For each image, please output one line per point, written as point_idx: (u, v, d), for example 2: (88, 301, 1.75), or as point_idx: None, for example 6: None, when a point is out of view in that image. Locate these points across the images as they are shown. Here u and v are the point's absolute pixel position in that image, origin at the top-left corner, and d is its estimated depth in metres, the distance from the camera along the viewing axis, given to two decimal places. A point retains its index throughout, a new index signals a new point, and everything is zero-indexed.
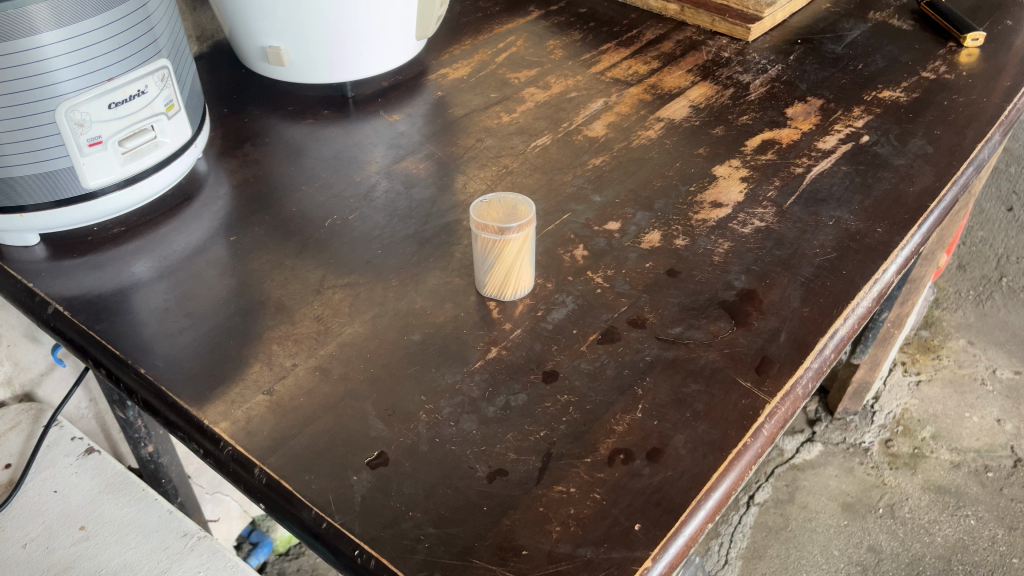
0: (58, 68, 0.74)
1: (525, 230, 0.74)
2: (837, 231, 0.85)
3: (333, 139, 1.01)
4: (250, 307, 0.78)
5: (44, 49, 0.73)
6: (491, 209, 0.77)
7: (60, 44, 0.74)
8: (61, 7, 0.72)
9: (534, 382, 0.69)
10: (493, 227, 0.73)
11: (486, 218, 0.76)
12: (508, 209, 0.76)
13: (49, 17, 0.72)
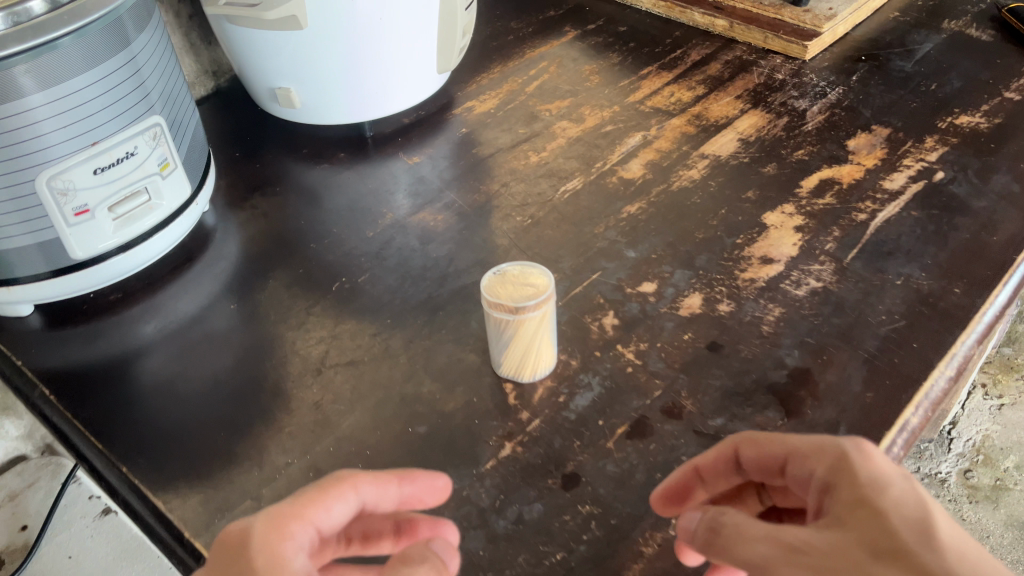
0: (38, 137, 0.68)
1: (545, 303, 0.65)
2: (906, 292, 0.75)
3: (347, 185, 0.94)
4: (246, 390, 0.71)
5: (22, 118, 0.66)
6: (507, 278, 0.69)
7: (40, 111, 0.67)
8: (44, 72, 0.66)
9: (552, 489, 0.61)
10: (507, 304, 0.65)
11: (501, 292, 0.67)
12: (525, 278, 0.68)
13: (32, 82, 0.65)
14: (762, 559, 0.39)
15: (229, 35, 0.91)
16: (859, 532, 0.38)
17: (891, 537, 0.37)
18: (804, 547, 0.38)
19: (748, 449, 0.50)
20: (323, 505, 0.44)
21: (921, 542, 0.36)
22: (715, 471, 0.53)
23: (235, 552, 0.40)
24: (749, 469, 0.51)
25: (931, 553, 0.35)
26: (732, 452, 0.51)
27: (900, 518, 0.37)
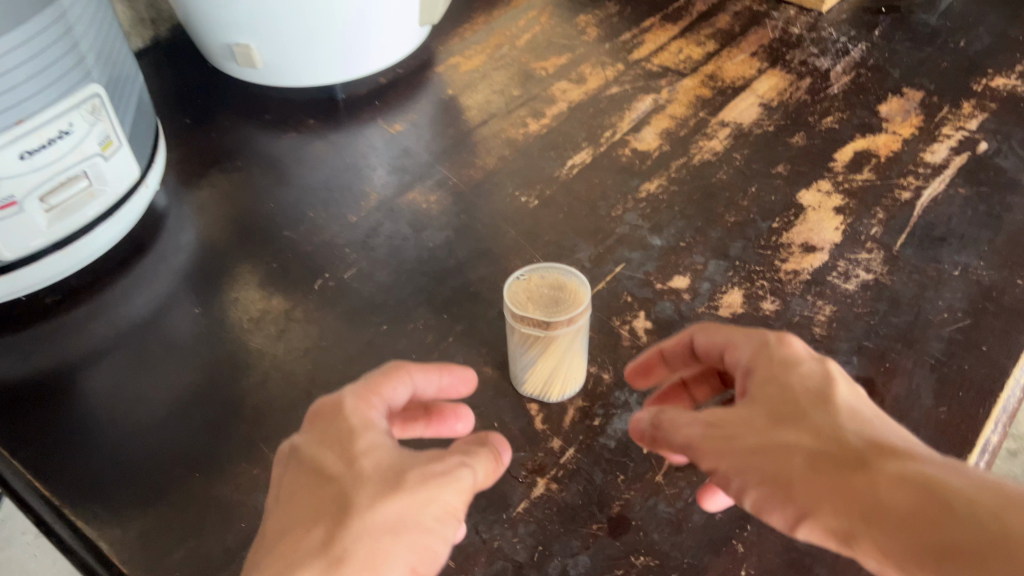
0: None
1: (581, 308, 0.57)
2: (966, 285, 0.67)
3: (320, 157, 0.82)
4: (221, 416, 0.60)
5: None
6: (529, 285, 0.60)
7: None
8: None
9: (599, 537, 0.52)
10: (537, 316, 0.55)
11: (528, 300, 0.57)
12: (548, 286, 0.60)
13: None
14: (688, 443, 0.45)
15: None
16: (761, 404, 0.44)
17: (790, 400, 0.43)
18: (726, 425, 0.44)
19: (701, 337, 0.52)
20: (388, 384, 0.47)
21: (814, 404, 0.42)
22: (675, 356, 0.54)
23: (331, 418, 0.44)
24: (703, 357, 0.52)
25: (824, 411, 0.41)
26: (684, 344, 0.53)
27: (801, 388, 0.43)
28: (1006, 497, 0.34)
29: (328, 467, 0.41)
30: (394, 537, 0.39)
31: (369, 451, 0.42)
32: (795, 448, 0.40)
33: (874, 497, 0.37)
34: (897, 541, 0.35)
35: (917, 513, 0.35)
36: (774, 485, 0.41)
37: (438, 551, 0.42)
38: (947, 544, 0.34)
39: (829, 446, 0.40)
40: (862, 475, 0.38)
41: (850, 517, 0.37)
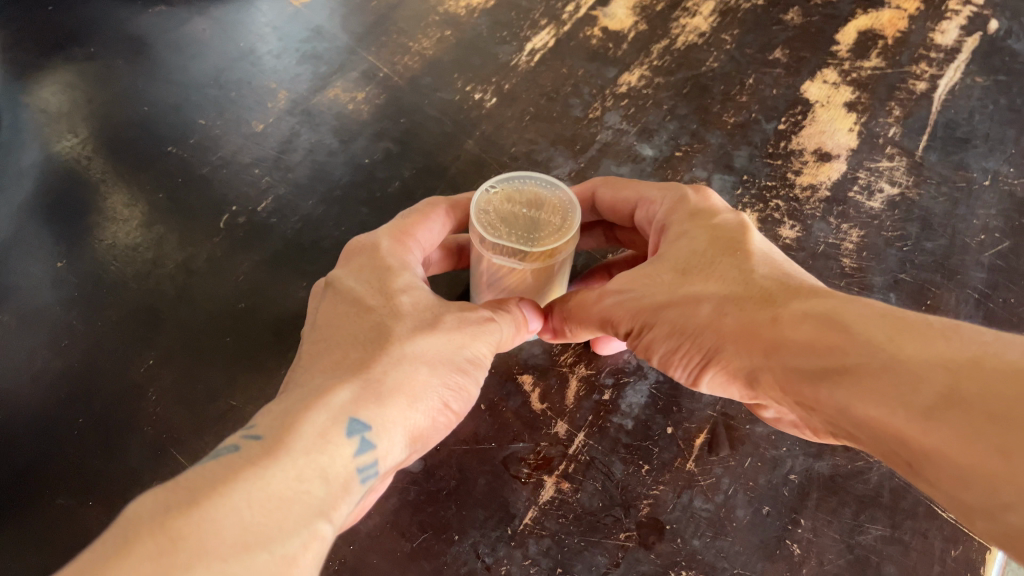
0: None
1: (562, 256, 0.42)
2: (998, 197, 0.58)
3: (205, 40, 0.62)
4: (114, 417, 0.45)
5: None
6: (503, 200, 0.43)
7: None
8: None
9: (629, 549, 0.42)
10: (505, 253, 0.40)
11: (498, 220, 0.42)
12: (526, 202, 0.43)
13: None
14: (596, 310, 0.41)
15: None
16: (668, 252, 0.40)
17: (698, 251, 0.39)
18: (628, 279, 0.40)
19: (605, 193, 0.48)
20: (432, 224, 0.43)
21: (723, 253, 0.38)
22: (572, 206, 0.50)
23: (360, 258, 0.39)
24: (603, 212, 0.49)
25: (735, 258, 0.37)
26: (586, 198, 0.49)
27: (714, 236, 0.39)
28: (910, 321, 0.28)
29: (366, 300, 0.36)
30: (433, 369, 0.35)
31: (409, 288, 0.37)
32: (702, 293, 0.37)
33: (780, 334, 0.32)
34: (798, 374, 0.31)
35: (814, 344, 0.30)
36: (682, 337, 0.37)
37: (470, 393, 0.37)
38: (839, 371, 0.29)
39: (740, 287, 0.36)
40: (769, 313, 0.33)
41: (756, 356, 0.33)
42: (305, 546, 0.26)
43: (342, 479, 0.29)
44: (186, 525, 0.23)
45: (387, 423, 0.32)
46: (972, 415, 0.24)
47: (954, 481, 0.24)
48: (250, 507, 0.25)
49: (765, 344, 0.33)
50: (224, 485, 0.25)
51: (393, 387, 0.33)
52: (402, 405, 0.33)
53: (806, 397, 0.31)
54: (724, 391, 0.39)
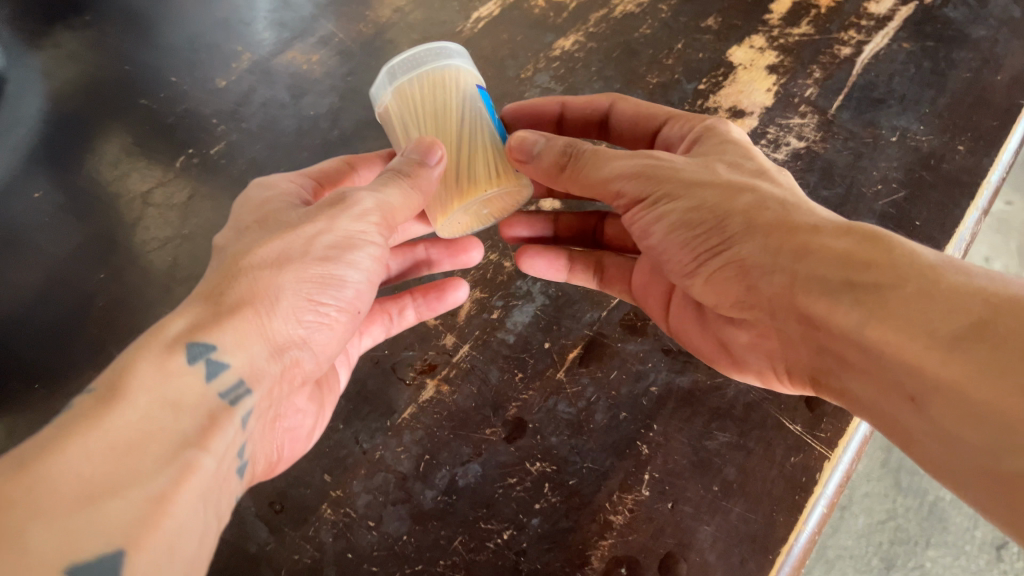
0: None
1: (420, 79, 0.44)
2: (903, 151, 0.61)
3: (186, 11, 0.70)
4: (65, 318, 0.53)
5: None
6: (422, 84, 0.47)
7: None
8: None
9: (492, 443, 0.47)
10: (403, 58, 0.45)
11: None
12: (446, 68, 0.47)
13: None
14: (618, 167, 0.42)
15: None
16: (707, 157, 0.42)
17: (745, 165, 0.42)
18: (661, 160, 0.42)
19: (626, 106, 0.54)
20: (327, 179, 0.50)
21: (762, 171, 0.41)
22: (581, 113, 0.56)
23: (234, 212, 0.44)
24: (617, 123, 0.55)
25: (768, 178, 0.40)
26: (604, 106, 0.55)
27: (756, 159, 0.42)
28: (943, 258, 0.32)
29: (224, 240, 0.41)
30: (276, 272, 0.38)
31: (263, 223, 0.41)
32: (744, 189, 0.39)
33: (813, 243, 0.35)
34: (820, 280, 0.33)
35: (848, 256, 0.33)
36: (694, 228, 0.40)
37: (339, 282, 0.40)
38: (864, 285, 0.32)
39: (785, 195, 0.38)
40: (803, 225, 0.36)
41: (781, 260, 0.36)
42: (175, 480, 0.30)
43: (206, 412, 0.33)
44: (17, 489, 0.26)
45: (241, 334, 0.36)
46: (1002, 354, 0.27)
47: (962, 418, 0.28)
48: (95, 459, 0.28)
49: (789, 245, 0.35)
50: (59, 445, 0.28)
51: (233, 298, 0.36)
52: (252, 315, 0.36)
53: (817, 309, 0.34)
54: (713, 295, 0.42)
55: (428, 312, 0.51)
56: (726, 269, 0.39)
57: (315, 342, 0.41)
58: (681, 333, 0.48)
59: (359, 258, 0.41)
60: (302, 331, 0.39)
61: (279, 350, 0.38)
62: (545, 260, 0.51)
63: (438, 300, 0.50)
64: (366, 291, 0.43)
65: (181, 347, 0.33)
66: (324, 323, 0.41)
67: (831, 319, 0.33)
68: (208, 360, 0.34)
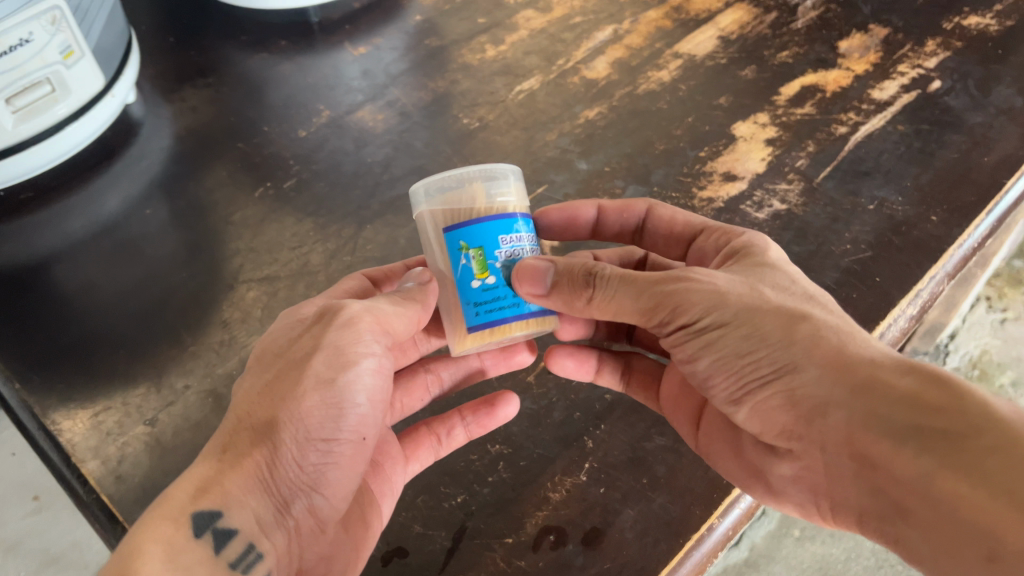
0: None
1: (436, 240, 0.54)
2: (877, 218, 0.68)
3: (286, 77, 0.86)
4: (151, 302, 0.67)
5: None
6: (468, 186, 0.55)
7: None
8: None
9: None
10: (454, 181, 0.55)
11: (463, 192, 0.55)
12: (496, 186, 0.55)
13: None
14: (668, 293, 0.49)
15: None
16: (759, 281, 0.49)
17: (790, 288, 0.49)
18: (698, 282, 0.48)
19: (663, 210, 0.64)
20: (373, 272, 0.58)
21: (808, 299, 0.48)
22: (617, 214, 0.65)
23: (261, 362, 0.50)
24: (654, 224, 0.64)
25: (822, 308, 0.47)
26: (645, 210, 0.64)
27: (800, 283, 0.49)
28: (1002, 403, 0.37)
29: (247, 390, 0.48)
30: (269, 431, 0.45)
31: (269, 385, 0.47)
32: (799, 318, 0.45)
33: (880, 379, 0.40)
34: (884, 420, 0.39)
35: (916, 401, 0.38)
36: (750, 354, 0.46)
37: (330, 428, 0.47)
38: (934, 430, 0.37)
39: (841, 328, 0.44)
40: (865, 360, 0.42)
41: (839, 391, 0.41)
42: None
43: None
44: None
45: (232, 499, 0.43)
46: None
47: None
48: None
49: (857, 384, 0.41)
50: None
51: (238, 459, 0.44)
52: (248, 472, 0.44)
53: (882, 448, 0.39)
54: (762, 419, 0.47)
55: (479, 429, 0.55)
56: (776, 397, 0.45)
57: (328, 476, 0.48)
58: (709, 455, 0.53)
59: (357, 383, 0.48)
60: (308, 476, 0.46)
61: (286, 502, 0.46)
62: (573, 362, 0.57)
63: (488, 416, 0.55)
64: (369, 416, 0.49)
65: (188, 520, 0.41)
66: (330, 461, 0.48)
67: (895, 462, 0.38)
68: (215, 528, 0.42)
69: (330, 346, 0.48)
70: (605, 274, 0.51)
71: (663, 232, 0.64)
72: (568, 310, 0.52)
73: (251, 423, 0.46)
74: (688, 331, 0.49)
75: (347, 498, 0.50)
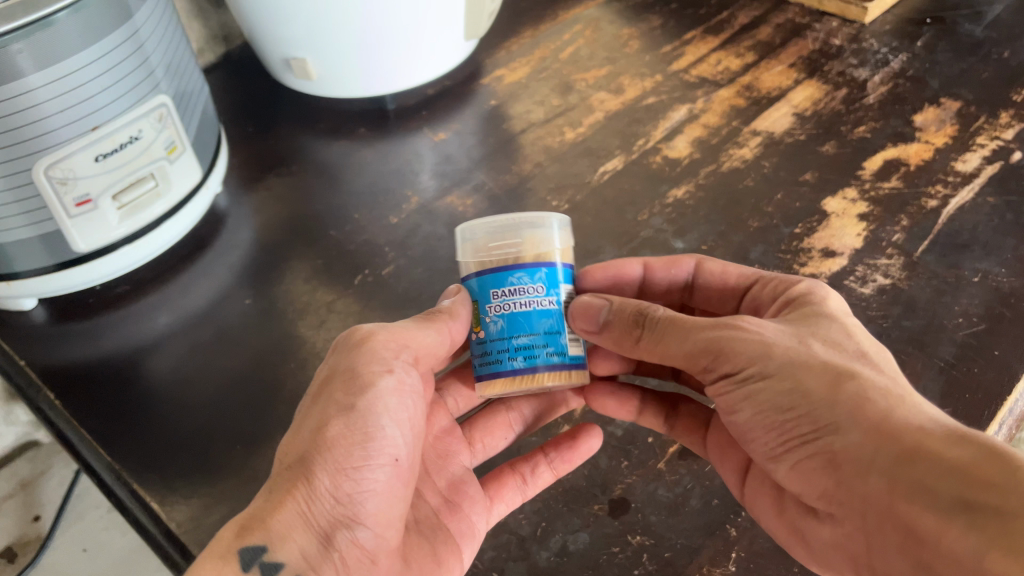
0: (53, 112, 0.62)
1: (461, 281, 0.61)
2: (984, 290, 0.68)
3: (370, 164, 0.88)
4: (260, 396, 0.67)
5: (35, 94, 0.60)
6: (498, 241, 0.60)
7: (48, 89, 0.61)
8: (45, 45, 0.59)
9: (598, 516, 0.56)
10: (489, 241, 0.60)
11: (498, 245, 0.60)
12: (517, 246, 0.59)
13: (37, 56, 0.59)
14: (699, 341, 0.52)
15: None
16: (803, 332, 0.51)
17: (842, 344, 0.50)
18: (742, 333, 0.51)
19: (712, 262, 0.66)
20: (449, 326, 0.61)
21: (857, 357, 0.49)
22: (665, 268, 0.68)
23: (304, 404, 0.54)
24: (703, 277, 0.66)
25: (869, 368, 0.49)
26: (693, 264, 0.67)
27: (853, 337, 0.51)
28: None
29: (295, 429, 0.52)
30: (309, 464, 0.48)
31: (309, 419, 0.51)
32: (845, 376, 0.47)
33: (926, 448, 0.42)
34: (928, 491, 0.41)
35: (964, 473, 0.40)
36: (793, 412, 0.48)
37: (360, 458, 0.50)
38: (982, 506, 0.39)
39: (889, 392, 0.46)
40: (910, 427, 0.43)
41: (880, 457, 0.43)
42: None
43: None
44: None
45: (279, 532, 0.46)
46: None
47: None
48: None
49: (902, 453, 0.43)
50: None
51: (280, 496, 0.47)
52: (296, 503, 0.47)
53: (925, 519, 0.40)
54: (806, 480, 0.49)
55: (565, 465, 0.57)
56: (816, 459, 0.47)
57: (367, 505, 0.50)
58: (752, 505, 0.54)
59: (377, 407, 0.52)
60: (352, 509, 0.49)
61: (329, 535, 0.48)
62: (616, 401, 0.60)
63: (571, 449, 0.57)
64: (398, 439, 0.52)
65: (236, 556, 0.44)
66: (371, 493, 0.50)
67: (936, 536, 0.40)
68: (260, 561, 0.45)
69: (350, 372, 0.53)
70: (657, 316, 0.56)
71: (715, 286, 0.65)
72: (622, 348, 0.58)
73: (291, 460, 0.50)
74: (732, 379, 0.52)
75: (394, 528, 0.52)
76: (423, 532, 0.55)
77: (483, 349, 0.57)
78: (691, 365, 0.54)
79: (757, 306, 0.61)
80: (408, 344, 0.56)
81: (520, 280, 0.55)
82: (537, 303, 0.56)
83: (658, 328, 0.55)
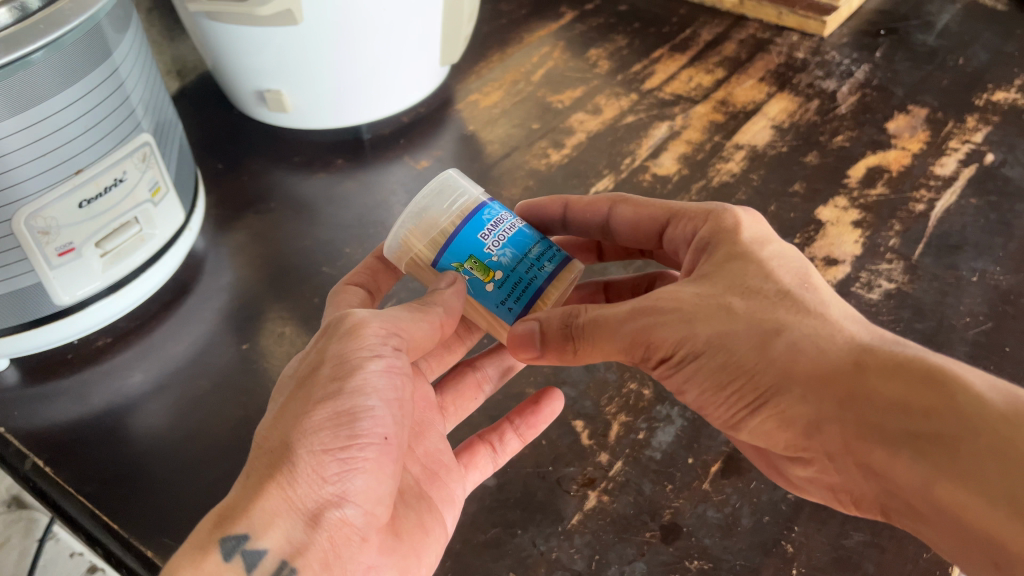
0: (35, 154, 0.58)
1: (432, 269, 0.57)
2: (984, 290, 0.70)
3: (353, 196, 0.85)
4: None
5: (16, 136, 0.56)
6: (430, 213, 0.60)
7: (30, 130, 0.57)
8: (30, 85, 0.55)
9: (653, 544, 0.54)
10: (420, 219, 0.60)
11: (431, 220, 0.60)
12: (463, 192, 0.60)
13: (21, 96, 0.55)
14: (629, 327, 0.50)
15: (205, 29, 0.79)
16: (725, 283, 0.49)
17: (762, 288, 0.48)
18: (659, 311, 0.49)
19: (625, 208, 0.63)
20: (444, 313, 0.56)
21: (780, 297, 0.47)
22: (580, 212, 0.65)
23: (286, 386, 0.51)
24: (619, 222, 0.64)
25: (793, 307, 0.47)
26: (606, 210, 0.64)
27: (779, 268, 0.50)
28: (983, 388, 0.40)
29: (275, 409, 0.49)
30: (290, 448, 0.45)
31: (291, 401, 0.48)
32: (773, 333, 0.45)
33: (866, 389, 0.42)
34: (874, 427, 0.42)
35: (907, 407, 0.41)
36: (736, 372, 0.46)
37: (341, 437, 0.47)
38: (931, 436, 0.40)
39: (821, 334, 0.45)
40: (848, 368, 0.43)
41: (828, 406, 0.43)
42: None
43: None
44: None
45: (256, 523, 0.44)
46: None
47: None
48: None
49: (843, 395, 0.43)
50: None
51: (261, 484, 0.45)
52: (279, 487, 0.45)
53: (883, 455, 0.41)
54: (765, 435, 0.48)
55: (530, 431, 0.59)
56: (770, 420, 0.47)
57: (355, 483, 0.47)
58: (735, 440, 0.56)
59: (366, 387, 0.48)
60: (336, 489, 0.46)
61: (315, 515, 0.46)
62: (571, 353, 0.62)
63: (535, 414, 0.60)
64: (385, 417, 0.49)
65: (216, 546, 0.43)
66: (356, 472, 0.47)
67: (895, 471, 0.41)
68: (242, 549, 0.43)
69: (335, 355, 0.49)
70: (581, 323, 0.51)
71: (630, 229, 0.63)
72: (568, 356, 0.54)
73: (269, 446, 0.46)
74: (669, 363, 0.50)
75: (385, 504, 0.50)
76: (409, 503, 0.54)
77: (504, 291, 0.54)
78: (630, 356, 0.51)
79: (676, 249, 0.59)
80: (400, 331, 0.52)
81: (494, 208, 0.57)
82: (518, 224, 0.57)
83: (587, 335, 0.51)
